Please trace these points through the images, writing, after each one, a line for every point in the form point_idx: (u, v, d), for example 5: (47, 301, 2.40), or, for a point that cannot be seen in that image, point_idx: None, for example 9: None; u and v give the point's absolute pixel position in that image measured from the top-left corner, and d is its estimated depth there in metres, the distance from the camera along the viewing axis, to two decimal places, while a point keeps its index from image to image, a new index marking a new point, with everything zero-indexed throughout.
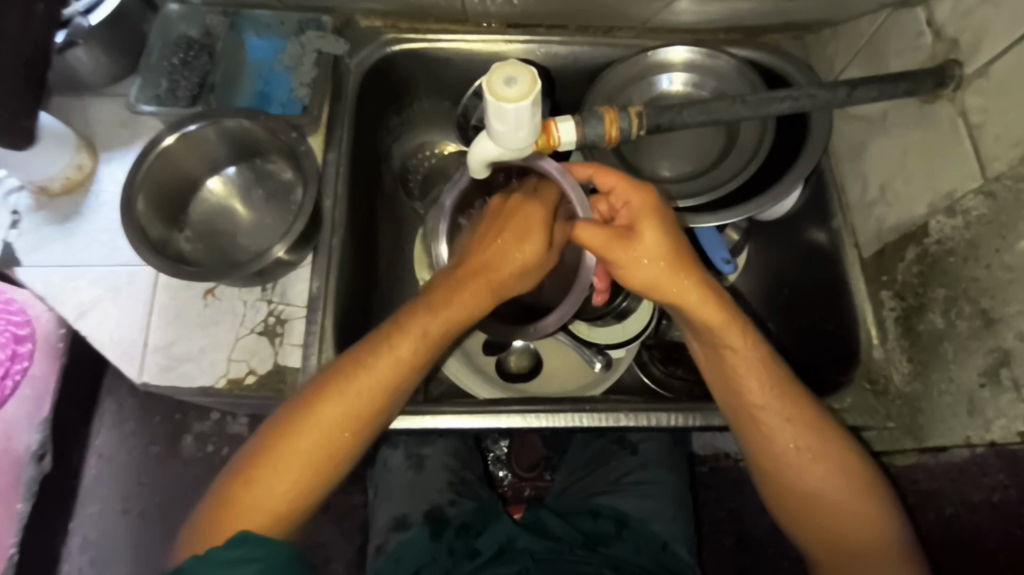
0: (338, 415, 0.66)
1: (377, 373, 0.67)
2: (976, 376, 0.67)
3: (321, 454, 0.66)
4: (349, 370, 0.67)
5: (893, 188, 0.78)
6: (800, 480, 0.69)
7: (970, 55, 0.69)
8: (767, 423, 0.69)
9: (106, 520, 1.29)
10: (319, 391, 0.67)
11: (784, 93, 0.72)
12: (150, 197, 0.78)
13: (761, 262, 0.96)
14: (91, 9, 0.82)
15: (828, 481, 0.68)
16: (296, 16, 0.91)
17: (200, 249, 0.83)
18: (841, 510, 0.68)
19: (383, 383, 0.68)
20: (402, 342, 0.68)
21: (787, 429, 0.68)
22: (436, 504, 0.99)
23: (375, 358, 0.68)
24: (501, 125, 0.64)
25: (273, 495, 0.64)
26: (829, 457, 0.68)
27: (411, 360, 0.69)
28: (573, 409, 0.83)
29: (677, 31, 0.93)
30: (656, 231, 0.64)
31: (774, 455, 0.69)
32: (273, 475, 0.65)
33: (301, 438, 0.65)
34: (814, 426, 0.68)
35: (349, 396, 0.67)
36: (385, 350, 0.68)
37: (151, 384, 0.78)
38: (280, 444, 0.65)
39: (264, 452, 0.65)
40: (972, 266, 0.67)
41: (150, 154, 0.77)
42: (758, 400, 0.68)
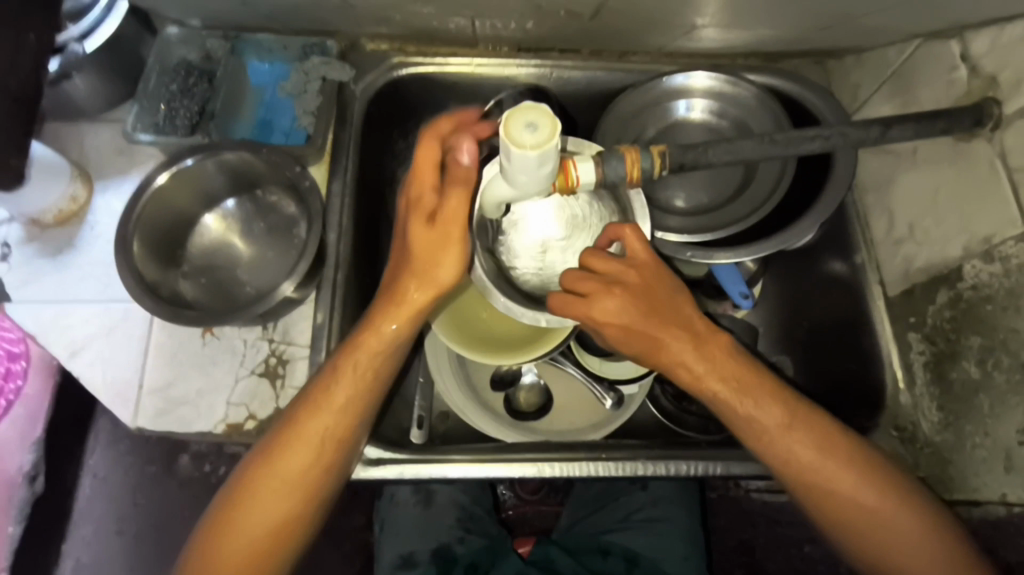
0: (333, 409, 0.66)
1: (331, 403, 0.66)
2: (1015, 432, 0.64)
3: (308, 472, 0.66)
4: (330, 377, 0.66)
5: (922, 227, 0.74)
6: (844, 501, 0.64)
7: (1009, 95, 0.66)
8: (787, 439, 0.65)
9: (101, 540, 1.28)
10: (312, 401, 0.67)
11: (814, 131, 0.68)
12: (147, 238, 0.75)
13: (779, 294, 0.94)
14: (87, 33, 0.79)
15: (857, 493, 0.64)
16: (299, 40, 0.86)
17: (200, 290, 0.79)
18: (891, 527, 0.64)
19: (359, 394, 0.67)
20: (347, 381, 0.66)
21: (807, 445, 0.65)
22: (443, 543, 0.95)
23: (354, 344, 0.66)
24: (511, 167, 0.58)
25: (278, 502, 0.65)
26: (851, 464, 0.65)
27: (371, 365, 0.67)
28: (590, 457, 0.78)
29: (694, 55, 0.89)
30: (618, 312, 0.64)
31: (812, 484, 0.65)
32: (276, 479, 0.65)
33: (306, 431, 0.66)
34: (824, 435, 0.65)
35: (308, 429, 0.66)
36: (334, 378, 0.66)
37: (147, 429, 0.74)
38: (277, 456, 0.66)
39: (265, 469, 0.65)
40: (1012, 316, 0.64)
41: (144, 193, 0.74)
42: (758, 411, 0.65)
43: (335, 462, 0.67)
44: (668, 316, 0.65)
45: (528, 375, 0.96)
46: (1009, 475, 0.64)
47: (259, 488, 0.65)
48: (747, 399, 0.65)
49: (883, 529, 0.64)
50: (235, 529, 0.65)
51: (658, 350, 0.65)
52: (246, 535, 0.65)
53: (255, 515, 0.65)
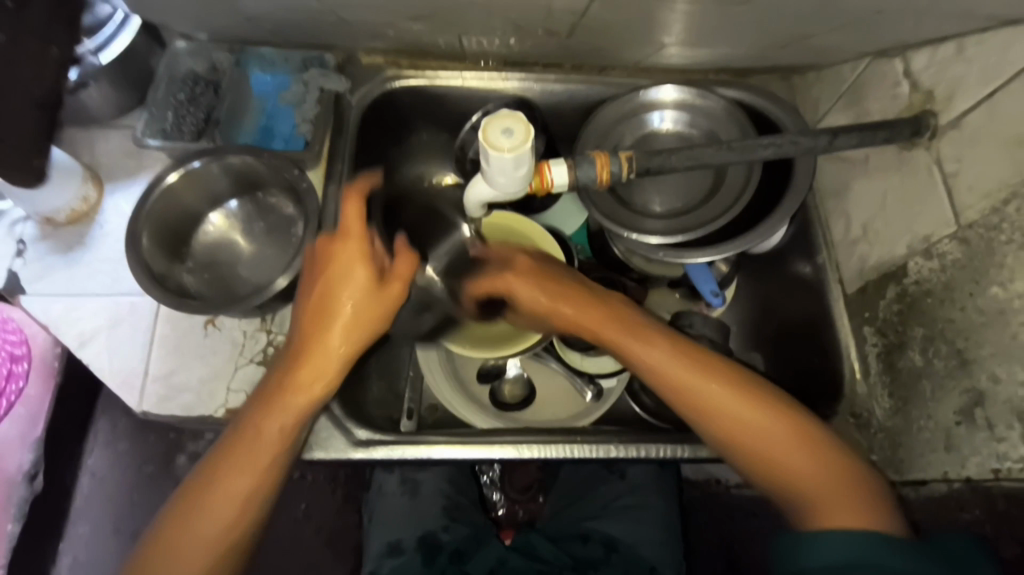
0: (264, 443, 0.68)
1: (259, 438, 0.68)
2: (952, 414, 0.69)
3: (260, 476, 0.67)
4: (260, 414, 0.69)
5: (874, 228, 0.80)
6: (793, 482, 0.65)
7: (944, 106, 0.72)
8: (728, 414, 0.67)
9: (99, 537, 1.33)
10: (241, 433, 0.68)
11: (768, 139, 0.74)
12: (155, 233, 0.81)
13: (750, 293, 1.00)
14: (101, 47, 0.85)
15: (802, 467, 0.65)
16: (300, 54, 0.93)
17: (202, 282, 0.84)
18: (843, 503, 0.62)
19: (285, 431, 0.69)
20: (275, 415, 0.69)
21: (752, 417, 0.67)
22: (429, 531, 1.00)
23: (285, 387, 0.70)
24: (490, 171, 0.64)
25: (222, 514, 0.66)
26: (799, 442, 0.66)
27: (299, 406, 0.70)
28: (566, 440, 0.84)
29: (667, 71, 0.96)
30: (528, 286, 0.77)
31: (763, 460, 0.66)
32: (203, 517, 0.66)
33: (232, 467, 0.67)
34: (764, 407, 0.67)
35: (236, 462, 0.67)
36: (264, 414, 0.69)
37: (151, 413, 0.79)
38: (225, 463, 0.67)
39: (191, 503, 0.66)
40: (948, 307, 0.70)
41: (155, 189, 0.80)
42: (698, 383, 0.69)
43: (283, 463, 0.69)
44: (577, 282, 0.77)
45: (511, 369, 1.01)
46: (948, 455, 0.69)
47: (186, 524, 0.66)
48: (689, 380, 0.69)
49: (781, 453, 0.66)
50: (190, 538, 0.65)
51: (565, 302, 0.75)
52: (202, 543, 0.66)
53: (181, 550, 0.65)
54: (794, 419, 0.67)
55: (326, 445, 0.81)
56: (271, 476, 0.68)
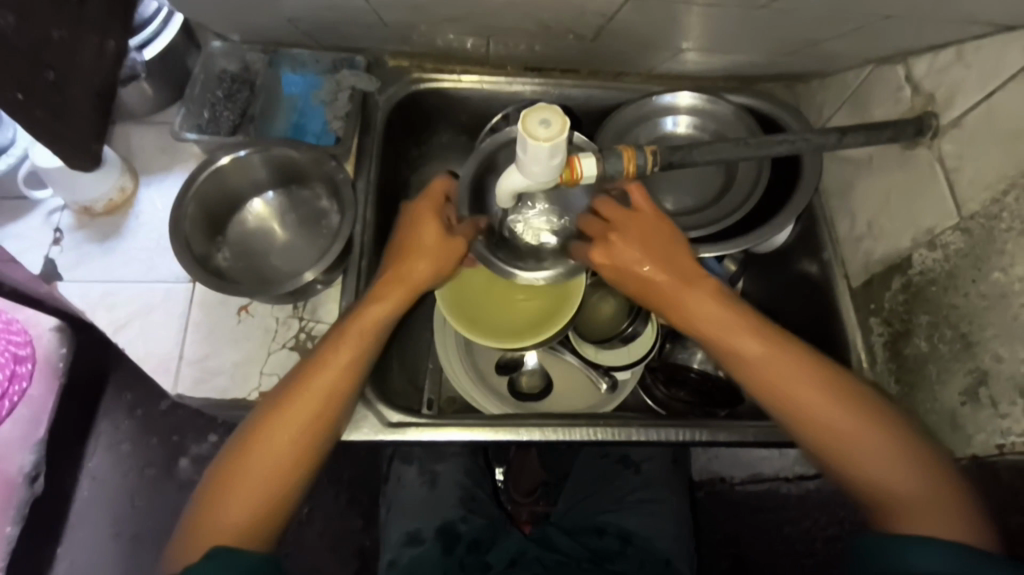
0: (297, 416, 0.70)
1: (293, 414, 0.70)
2: (958, 394, 0.73)
3: (283, 448, 0.69)
4: (286, 395, 0.71)
5: (878, 224, 0.85)
6: (828, 439, 0.69)
7: (944, 107, 0.78)
8: (763, 370, 0.71)
9: (99, 541, 1.32)
10: (274, 409, 0.71)
11: (782, 136, 0.78)
12: (197, 217, 0.84)
13: (757, 290, 1.04)
14: (145, 44, 0.89)
15: (840, 420, 0.69)
16: (331, 55, 0.97)
17: (237, 263, 0.87)
18: (871, 453, 0.68)
19: (315, 412, 0.71)
20: (307, 392, 0.72)
21: (789, 373, 0.71)
22: (448, 520, 1.02)
23: (316, 368, 0.73)
24: (526, 159, 0.67)
25: (257, 494, 0.67)
26: (835, 398, 0.70)
27: (335, 382, 0.73)
28: (589, 424, 0.87)
29: (680, 77, 1.01)
30: (631, 255, 0.76)
31: (797, 414, 0.70)
32: (242, 495, 0.67)
33: (265, 441, 0.69)
34: (806, 368, 0.71)
35: (267, 442, 0.69)
36: (294, 394, 0.71)
37: (186, 396, 0.82)
38: (260, 435, 0.69)
39: (221, 484, 0.68)
40: (952, 294, 0.74)
41: (202, 172, 0.83)
42: (742, 340, 0.73)
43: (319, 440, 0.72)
44: (676, 259, 0.76)
45: (530, 360, 1.05)
46: (953, 433, 0.73)
47: (217, 506, 0.66)
48: (733, 334, 0.73)
49: (853, 438, 0.68)
50: (220, 514, 0.66)
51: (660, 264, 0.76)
52: (236, 511, 0.66)
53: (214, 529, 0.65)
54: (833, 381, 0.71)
55: (359, 426, 0.84)
56: (306, 454, 0.70)
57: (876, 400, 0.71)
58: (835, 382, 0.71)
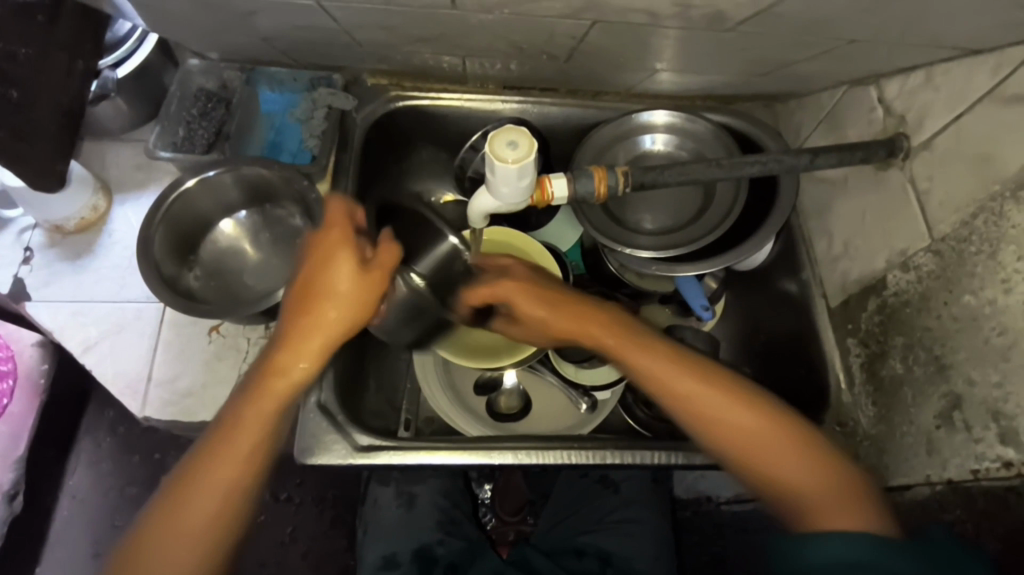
0: (224, 472, 0.62)
1: (212, 478, 0.61)
2: (933, 417, 0.72)
3: (211, 510, 0.61)
4: (206, 452, 0.62)
5: (854, 244, 0.85)
6: (763, 471, 0.66)
7: (916, 129, 0.78)
8: (689, 399, 0.68)
9: (74, 563, 1.29)
10: (193, 467, 0.62)
11: (754, 157, 0.78)
12: (166, 237, 0.83)
13: (738, 309, 1.04)
14: (120, 62, 0.88)
15: (765, 447, 0.66)
16: (309, 73, 0.97)
17: (207, 287, 0.86)
18: (795, 472, 0.65)
19: (242, 464, 0.62)
20: (226, 443, 0.63)
21: (705, 396, 0.68)
22: (425, 543, 1.00)
23: (241, 415, 0.63)
24: (495, 180, 0.67)
25: (175, 567, 0.59)
26: (763, 428, 0.67)
27: (260, 429, 0.64)
28: (563, 446, 0.86)
29: (658, 96, 1.01)
30: (532, 305, 0.77)
31: (728, 448, 0.67)
32: (156, 570, 0.59)
33: (184, 509, 0.60)
34: (731, 396, 0.68)
35: (185, 507, 0.61)
36: (215, 451, 0.62)
37: (153, 418, 0.80)
38: (178, 505, 0.61)
39: (135, 562, 0.59)
40: (925, 316, 0.74)
41: (169, 195, 0.82)
42: (649, 365, 0.71)
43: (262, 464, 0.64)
44: (558, 291, 0.78)
45: (509, 380, 1.03)
46: (930, 457, 0.72)
47: None
48: (644, 362, 0.71)
49: (756, 441, 0.66)
50: (157, 552, 0.60)
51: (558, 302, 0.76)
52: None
53: None
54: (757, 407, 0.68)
55: (329, 449, 0.83)
56: (226, 512, 0.61)
57: (783, 409, 0.69)
58: (753, 395, 0.69)
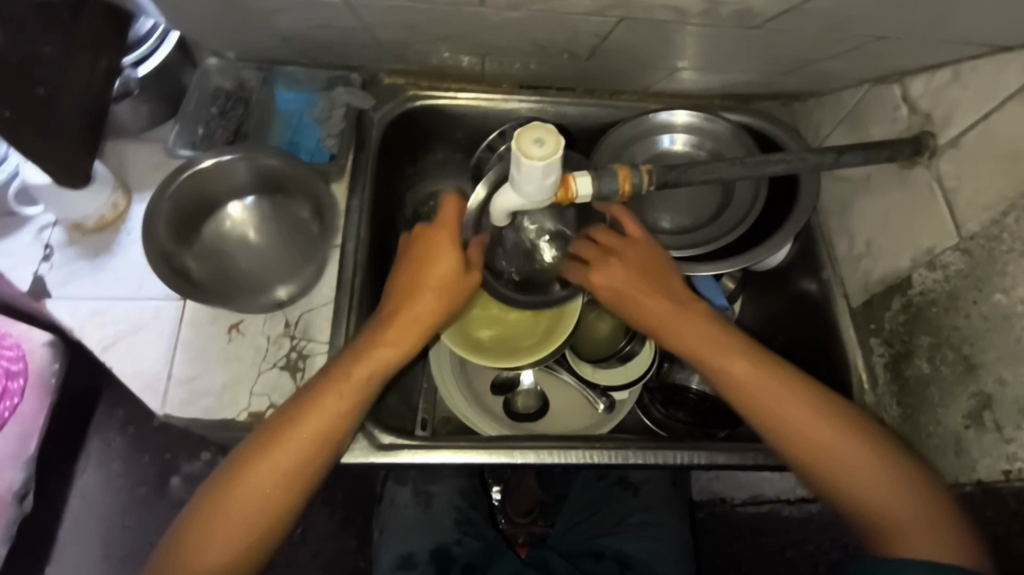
0: (291, 453, 0.68)
1: (278, 454, 0.67)
2: (961, 418, 0.72)
3: (275, 484, 0.67)
4: (278, 431, 0.68)
5: (877, 244, 0.84)
6: (827, 472, 0.68)
7: (942, 127, 0.77)
8: (758, 398, 0.70)
9: (85, 564, 1.29)
10: (261, 446, 0.68)
11: (778, 156, 0.78)
12: (172, 219, 0.85)
13: (756, 309, 1.03)
14: (141, 60, 0.89)
15: (840, 449, 0.68)
16: (327, 74, 0.97)
17: (204, 269, 0.87)
18: (863, 482, 0.67)
19: (306, 449, 0.68)
20: (296, 429, 0.68)
21: (783, 401, 0.70)
22: (442, 544, 0.99)
23: (313, 406, 0.69)
24: (521, 178, 0.67)
25: (239, 526, 0.66)
26: (839, 431, 0.68)
27: (329, 421, 0.69)
28: (584, 446, 0.85)
29: (676, 96, 1.01)
30: (622, 280, 0.77)
31: (790, 441, 0.69)
32: (222, 528, 0.66)
33: (251, 480, 0.67)
34: (808, 401, 0.70)
35: (252, 481, 0.67)
36: (286, 432, 0.68)
37: (173, 416, 0.80)
38: (243, 475, 0.67)
39: (205, 516, 0.66)
40: (953, 315, 0.73)
41: (181, 176, 0.85)
42: (732, 366, 0.72)
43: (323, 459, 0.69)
44: (655, 278, 0.77)
45: (526, 380, 1.03)
46: (958, 458, 0.72)
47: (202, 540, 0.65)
48: (726, 360, 0.72)
49: (825, 438, 0.68)
50: (205, 536, 0.66)
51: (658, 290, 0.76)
52: (221, 544, 0.66)
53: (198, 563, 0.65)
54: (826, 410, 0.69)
55: (349, 448, 0.82)
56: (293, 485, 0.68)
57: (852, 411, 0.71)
58: (821, 397, 0.70)
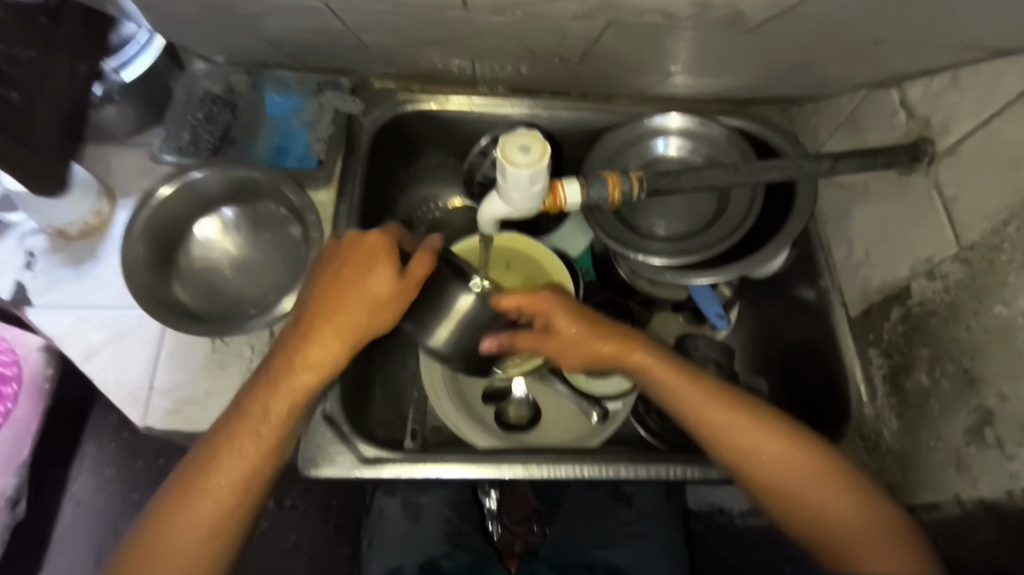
0: (250, 450, 0.66)
1: (233, 452, 0.66)
2: (961, 433, 0.69)
3: (237, 476, 0.65)
4: (231, 424, 0.67)
5: (875, 252, 0.82)
6: (773, 486, 0.69)
7: (941, 133, 0.75)
8: (718, 423, 0.71)
9: (77, 570, 1.27)
10: (218, 440, 0.66)
11: (774, 162, 0.76)
12: (153, 237, 0.83)
13: (753, 318, 1.01)
14: (124, 65, 0.88)
15: (780, 464, 0.69)
16: (316, 78, 0.96)
17: (193, 292, 0.85)
18: (813, 497, 0.67)
19: (263, 446, 0.67)
20: (252, 419, 0.67)
21: (731, 421, 0.70)
22: (431, 556, 0.97)
23: (263, 396, 0.68)
24: (506, 186, 0.65)
25: (203, 521, 0.64)
26: (783, 447, 0.69)
27: (288, 405, 0.68)
28: (575, 459, 0.83)
29: (671, 100, 0.99)
30: (566, 322, 0.75)
31: (740, 461, 0.70)
32: (188, 527, 0.64)
33: (214, 474, 0.65)
34: (751, 417, 0.71)
35: (218, 474, 0.65)
36: (242, 423, 0.67)
37: (154, 428, 0.78)
38: (200, 472, 0.65)
39: (166, 512, 0.64)
40: (953, 327, 0.71)
41: (150, 200, 0.83)
42: (677, 388, 0.73)
43: (251, 495, 0.66)
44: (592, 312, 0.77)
45: (519, 390, 1.01)
46: (958, 474, 0.69)
47: (163, 539, 0.63)
48: (677, 387, 0.73)
49: (769, 450, 0.69)
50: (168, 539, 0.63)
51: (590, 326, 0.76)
52: (185, 537, 0.63)
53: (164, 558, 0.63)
54: (778, 431, 0.70)
55: (335, 461, 0.80)
56: (257, 475, 0.66)
57: (805, 429, 0.72)
58: (773, 419, 0.71)
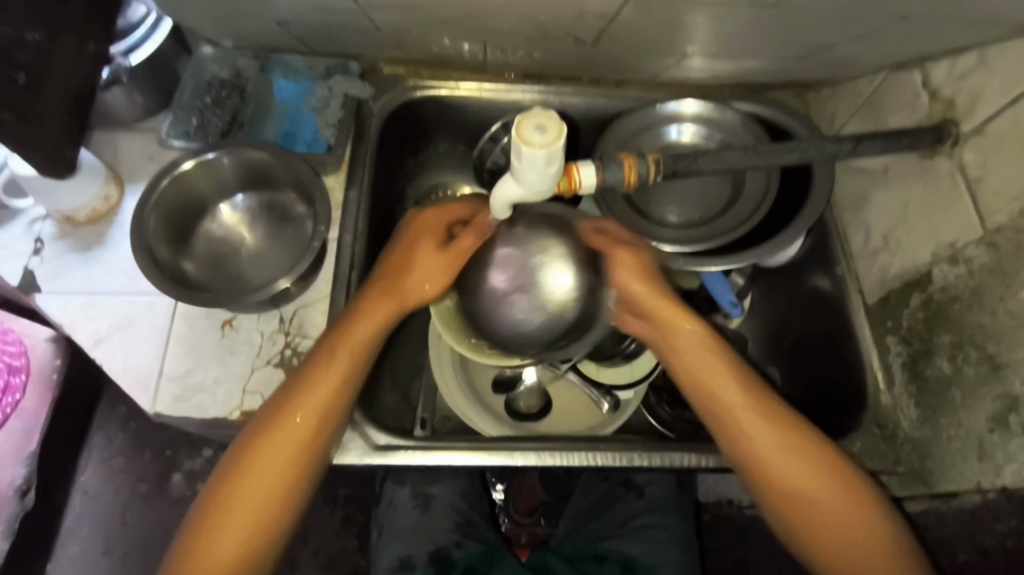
0: (306, 410, 0.70)
1: (307, 405, 0.70)
2: (985, 421, 0.69)
3: (301, 440, 0.69)
4: (293, 388, 0.71)
5: (895, 237, 0.81)
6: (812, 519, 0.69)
7: (966, 114, 0.74)
8: (768, 451, 0.70)
9: (86, 561, 1.27)
10: (285, 402, 0.71)
11: (793, 144, 0.74)
12: (162, 220, 0.83)
13: (765, 306, 1.00)
14: (132, 48, 0.87)
15: (832, 504, 0.69)
16: (325, 62, 0.94)
17: (204, 273, 0.86)
18: (845, 533, 0.69)
19: (327, 398, 0.71)
20: (325, 369, 0.71)
21: (785, 454, 0.69)
22: (441, 546, 0.97)
23: (327, 355, 0.72)
24: (521, 167, 0.63)
25: (266, 490, 0.68)
26: (831, 484, 0.69)
27: (348, 373, 0.72)
28: (589, 448, 0.82)
29: (684, 85, 0.97)
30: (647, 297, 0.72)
31: (787, 490, 0.69)
32: (244, 492, 0.68)
33: (275, 439, 0.69)
34: (809, 454, 0.70)
35: (274, 438, 0.69)
36: (309, 382, 0.71)
37: (164, 414, 0.78)
38: (269, 431, 0.69)
39: (237, 473, 0.68)
40: (977, 312, 0.70)
41: (164, 179, 0.82)
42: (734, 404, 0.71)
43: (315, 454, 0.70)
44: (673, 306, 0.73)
45: (529, 378, 0.99)
46: (981, 462, 0.69)
47: (223, 507, 0.68)
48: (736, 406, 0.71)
49: (815, 490, 0.69)
50: (228, 512, 0.68)
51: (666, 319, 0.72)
52: (243, 511, 0.68)
53: (221, 535, 0.67)
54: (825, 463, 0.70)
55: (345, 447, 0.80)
56: (313, 443, 0.70)
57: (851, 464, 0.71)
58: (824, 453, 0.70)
